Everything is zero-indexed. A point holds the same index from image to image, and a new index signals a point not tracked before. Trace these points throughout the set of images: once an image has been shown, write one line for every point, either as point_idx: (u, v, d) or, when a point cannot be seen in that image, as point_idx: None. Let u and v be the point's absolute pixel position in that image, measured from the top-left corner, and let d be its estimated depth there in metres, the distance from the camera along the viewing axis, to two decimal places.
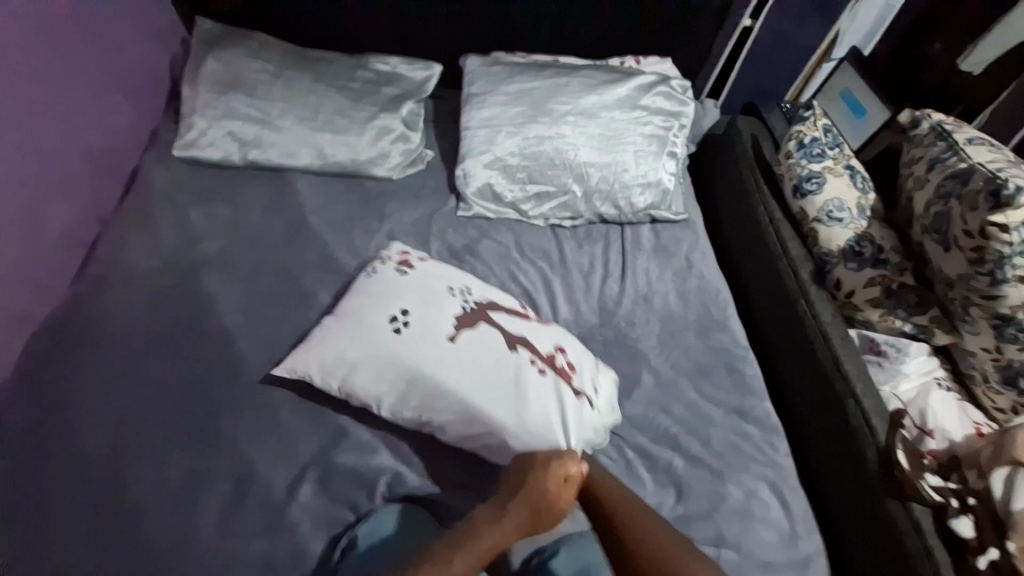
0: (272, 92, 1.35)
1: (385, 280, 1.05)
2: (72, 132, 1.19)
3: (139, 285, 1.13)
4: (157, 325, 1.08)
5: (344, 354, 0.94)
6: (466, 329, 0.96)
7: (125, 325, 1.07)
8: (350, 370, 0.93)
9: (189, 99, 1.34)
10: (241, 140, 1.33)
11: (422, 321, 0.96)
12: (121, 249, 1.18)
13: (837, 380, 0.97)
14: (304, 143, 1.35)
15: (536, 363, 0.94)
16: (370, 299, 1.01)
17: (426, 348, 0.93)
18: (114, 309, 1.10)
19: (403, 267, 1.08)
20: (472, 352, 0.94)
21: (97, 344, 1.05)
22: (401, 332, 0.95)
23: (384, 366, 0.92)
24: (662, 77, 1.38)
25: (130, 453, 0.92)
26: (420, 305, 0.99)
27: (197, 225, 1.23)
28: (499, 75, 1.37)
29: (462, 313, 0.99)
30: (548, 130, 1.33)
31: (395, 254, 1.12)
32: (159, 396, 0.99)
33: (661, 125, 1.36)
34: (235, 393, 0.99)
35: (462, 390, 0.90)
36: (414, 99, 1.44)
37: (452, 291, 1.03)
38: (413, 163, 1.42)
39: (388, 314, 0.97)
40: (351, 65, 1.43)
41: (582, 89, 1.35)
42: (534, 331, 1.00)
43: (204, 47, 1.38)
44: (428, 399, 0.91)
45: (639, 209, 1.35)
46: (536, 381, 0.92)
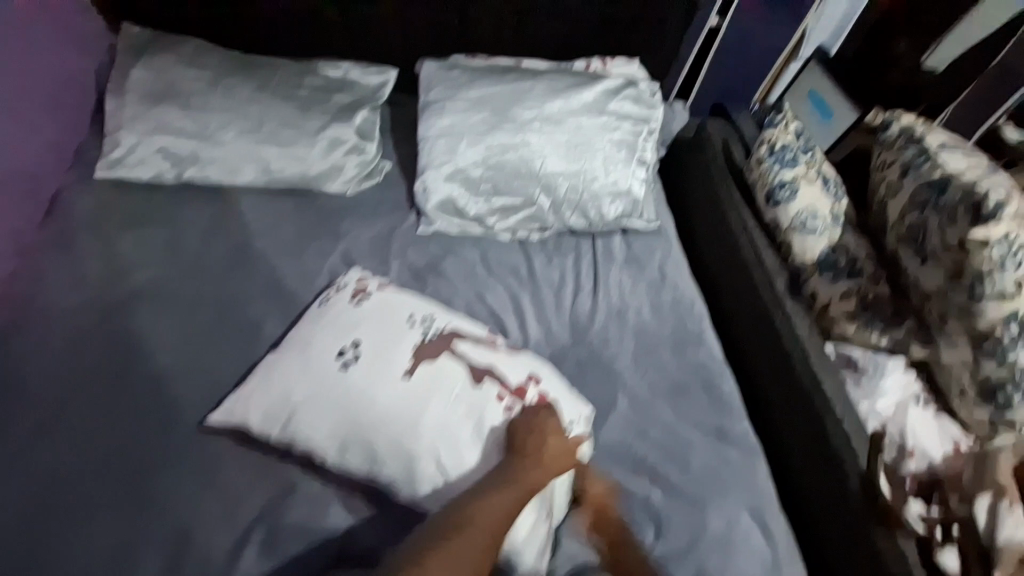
0: (210, 102, 1.24)
1: (341, 312, 0.97)
2: None
3: (65, 325, 1.02)
4: (84, 370, 0.97)
5: (294, 396, 0.87)
6: (425, 361, 0.89)
7: (45, 374, 0.96)
8: (298, 413, 0.86)
9: (115, 112, 1.22)
10: (175, 156, 1.22)
11: (375, 352, 0.90)
12: (42, 284, 1.07)
13: (818, 397, 0.94)
14: (248, 157, 1.24)
15: (503, 398, 0.88)
16: (325, 332, 0.93)
17: (381, 385, 0.86)
18: (33, 356, 0.98)
19: (360, 296, 0.99)
20: (432, 388, 0.86)
21: (15, 397, 0.93)
22: (350, 366, 0.88)
23: (338, 410, 0.85)
24: (629, 80, 1.33)
25: (51, 523, 0.82)
26: (376, 339, 0.91)
27: (128, 254, 1.12)
28: (458, 81, 1.29)
29: (422, 342, 0.91)
30: (512, 139, 1.25)
31: (353, 280, 1.04)
32: (86, 454, 0.89)
33: (630, 130, 1.30)
34: (173, 445, 0.90)
35: (424, 433, 0.83)
36: (369, 106, 1.34)
37: (413, 320, 0.95)
38: (370, 176, 1.33)
39: (339, 347, 0.91)
40: (298, 70, 1.32)
41: (547, 94, 1.27)
42: (502, 362, 0.93)
43: (131, 54, 1.26)
44: (386, 446, 0.83)
45: (609, 219, 1.29)
46: (496, 418, 0.86)
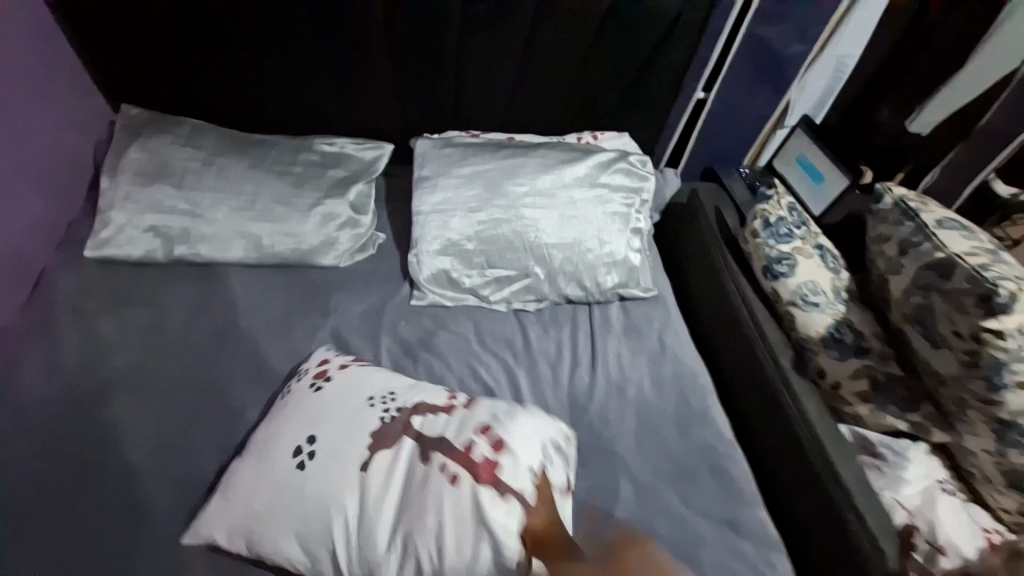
0: (203, 180, 1.24)
1: (301, 402, 0.92)
2: None
3: (33, 417, 0.96)
4: (46, 467, 0.90)
5: (273, 497, 0.82)
6: (384, 450, 0.85)
7: (3, 480, 0.88)
8: (275, 519, 0.80)
9: (108, 191, 1.22)
10: (166, 234, 1.21)
11: (330, 449, 0.85)
12: (15, 370, 1.02)
13: (841, 493, 0.87)
14: (239, 234, 1.23)
15: (447, 468, 0.82)
16: (286, 426, 0.89)
17: (339, 484, 0.82)
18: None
19: (319, 381, 0.96)
20: (388, 476, 0.83)
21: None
22: (306, 465, 0.84)
23: (300, 513, 0.80)
24: (620, 153, 1.34)
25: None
26: (334, 432, 0.87)
27: (109, 336, 1.09)
28: (451, 158, 1.30)
29: (379, 428, 0.87)
30: (505, 214, 1.25)
31: (313, 363, 1.01)
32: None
33: (623, 203, 1.30)
34: (133, 559, 0.82)
35: (384, 531, 0.79)
36: (364, 180, 1.35)
37: (373, 401, 0.91)
38: (363, 248, 1.32)
39: (295, 445, 0.86)
40: (294, 147, 1.34)
41: (539, 169, 1.28)
42: (453, 427, 0.88)
43: (128, 135, 1.28)
44: (355, 544, 0.79)
45: (605, 288, 1.27)
46: (445, 493, 0.80)
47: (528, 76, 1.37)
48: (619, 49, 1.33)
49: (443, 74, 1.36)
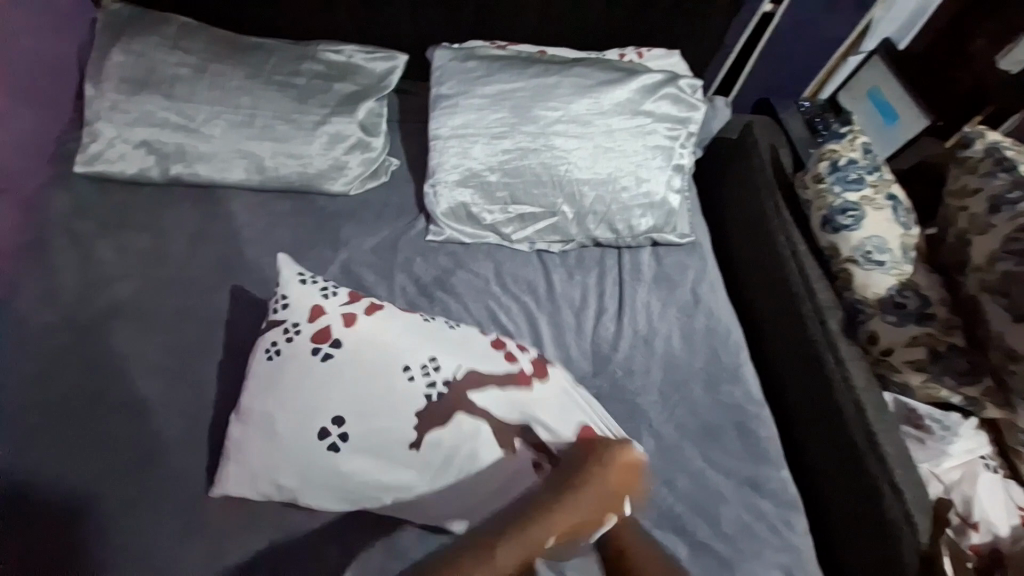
0: (197, 91, 1.11)
1: (302, 373, 0.78)
2: None
3: (35, 343, 0.92)
4: (54, 394, 0.88)
5: (269, 440, 0.76)
6: (435, 430, 0.76)
7: (14, 402, 0.87)
8: (295, 487, 0.76)
9: (93, 100, 1.10)
10: (160, 151, 1.10)
11: (365, 429, 0.75)
12: (14, 295, 0.97)
13: (880, 466, 0.83)
14: (239, 154, 1.12)
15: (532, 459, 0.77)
16: (294, 402, 0.77)
17: (390, 469, 0.76)
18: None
19: (326, 344, 0.79)
20: (452, 463, 0.76)
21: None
22: (340, 447, 0.75)
23: (345, 495, 0.76)
24: (669, 75, 1.16)
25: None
26: (366, 415, 0.76)
27: (108, 262, 1.02)
28: (473, 74, 1.14)
29: (426, 407, 0.76)
30: (533, 142, 1.12)
31: (306, 315, 0.82)
32: (48, 500, 0.79)
33: (667, 134, 1.15)
34: (147, 490, 0.80)
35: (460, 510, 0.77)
36: (375, 96, 1.21)
37: (408, 371, 0.78)
38: (375, 175, 1.20)
39: (320, 425, 0.75)
40: (297, 55, 1.19)
41: (575, 90, 1.12)
42: (526, 411, 0.79)
43: (109, 33, 1.12)
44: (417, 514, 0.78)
45: (639, 232, 1.17)
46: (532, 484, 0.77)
47: None
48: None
49: None
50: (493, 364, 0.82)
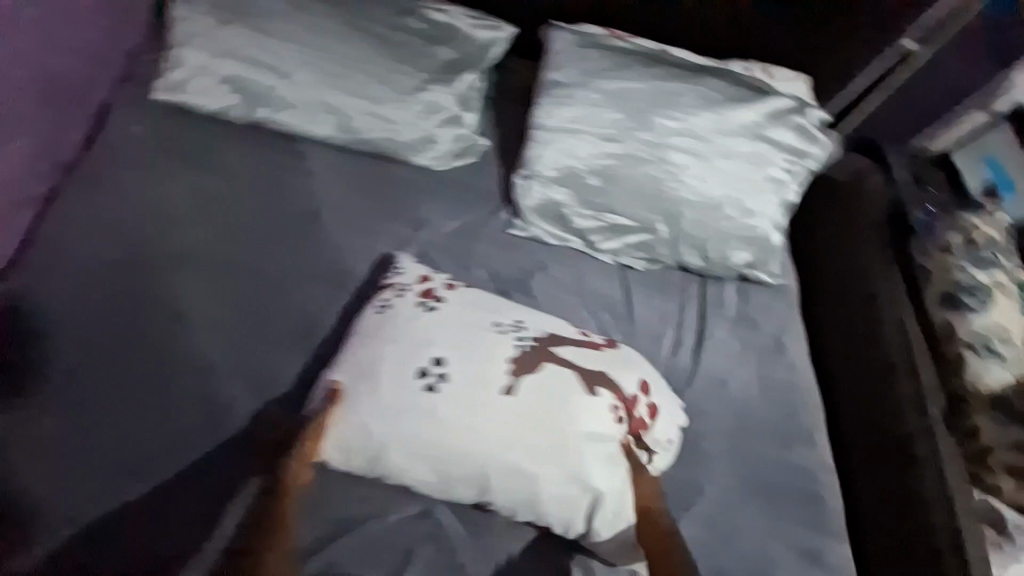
0: (294, 31, 1.02)
1: (406, 321, 0.82)
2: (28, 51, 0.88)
3: (98, 279, 0.87)
4: (113, 337, 0.82)
5: (362, 429, 0.73)
6: (525, 376, 0.78)
7: (75, 340, 0.82)
8: (375, 455, 0.73)
9: (181, 22, 1.01)
10: (244, 89, 1.01)
11: (461, 372, 0.77)
12: (81, 222, 0.91)
13: (945, 518, 0.83)
14: (326, 106, 1.03)
15: (616, 409, 0.80)
16: (391, 349, 0.79)
17: (478, 408, 0.75)
18: (60, 312, 0.83)
19: (428, 301, 0.86)
20: (541, 406, 0.76)
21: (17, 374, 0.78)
22: (435, 387, 0.75)
23: (430, 453, 0.73)
24: (798, 103, 1.07)
25: (43, 552, 0.68)
26: (460, 358, 0.78)
27: (180, 203, 0.95)
28: (595, 65, 1.04)
29: (517, 354, 0.80)
30: (645, 152, 1.04)
31: (413, 281, 0.90)
32: (99, 453, 0.74)
33: (784, 166, 1.07)
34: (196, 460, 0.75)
35: (540, 464, 0.74)
36: (474, 69, 1.12)
37: (501, 327, 0.84)
38: (463, 154, 1.12)
39: (418, 365, 0.77)
40: (402, 10, 1.09)
41: (699, 103, 1.03)
42: (612, 367, 0.85)
43: None
44: (498, 480, 0.74)
45: (732, 264, 1.09)
46: (614, 433, 0.78)
47: None
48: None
49: None
50: (569, 328, 0.90)
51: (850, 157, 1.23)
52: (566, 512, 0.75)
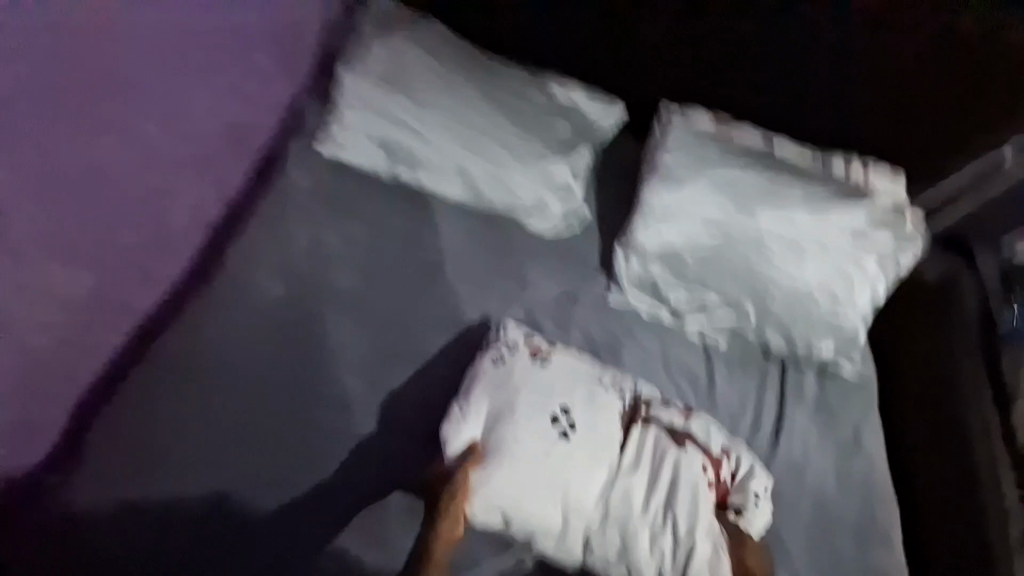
0: (438, 100, 1.14)
1: (527, 373, 0.92)
2: (220, 109, 1.08)
3: (260, 310, 1.00)
4: (268, 364, 0.95)
5: (501, 472, 0.82)
6: (636, 431, 0.91)
7: (239, 362, 0.95)
8: (512, 503, 0.81)
9: (341, 84, 1.15)
10: (391, 150, 1.15)
11: (585, 422, 0.88)
12: (246, 255, 1.05)
13: None
14: (456, 170, 1.16)
15: (706, 469, 0.89)
16: (524, 397, 0.89)
17: (599, 457, 0.86)
18: (226, 337, 0.97)
19: (538, 356, 0.95)
20: (649, 461, 0.88)
21: (182, 386, 0.92)
22: (568, 434, 0.86)
23: (552, 496, 0.82)
24: (896, 210, 1.14)
25: (210, 552, 0.81)
26: (582, 409, 0.90)
27: (328, 246, 1.09)
28: (706, 156, 1.13)
29: (622, 409, 0.93)
30: (746, 241, 1.11)
31: (519, 338, 0.98)
32: (259, 467, 0.87)
33: (877, 266, 1.12)
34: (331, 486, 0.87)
35: (655, 515, 0.83)
36: (589, 144, 1.24)
37: (606, 382, 0.95)
38: (569, 220, 1.22)
39: (551, 414, 0.88)
40: (530, 86, 1.21)
41: (803, 201, 1.10)
42: (700, 427, 0.95)
43: (375, 27, 1.18)
44: (617, 530, 0.82)
45: (815, 353, 1.15)
46: (704, 489, 0.86)
47: (827, 64, 1.16)
48: (901, 71, 1.14)
49: (729, 41, 1.19)
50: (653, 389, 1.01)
51: (940, 257, 1.27)
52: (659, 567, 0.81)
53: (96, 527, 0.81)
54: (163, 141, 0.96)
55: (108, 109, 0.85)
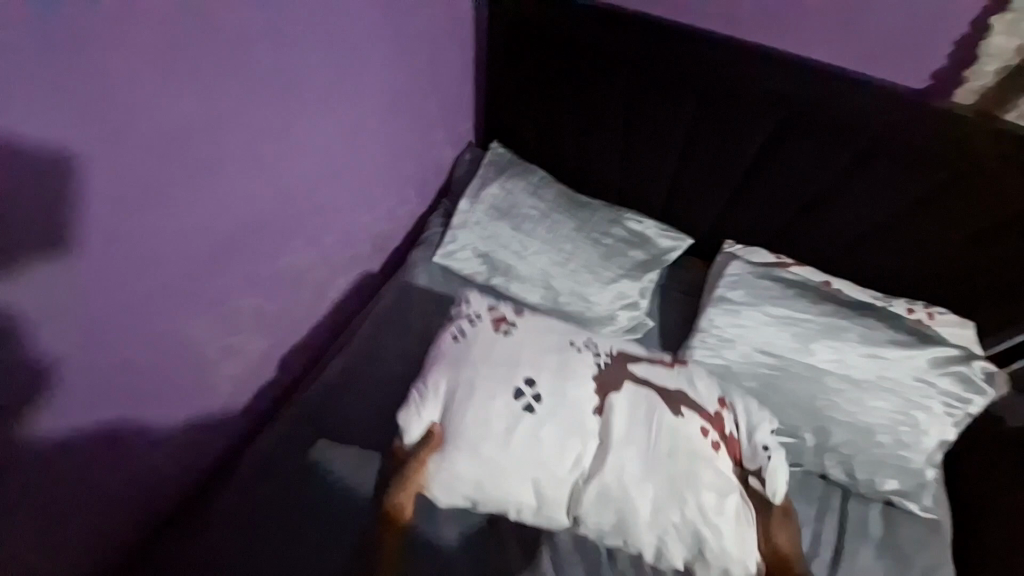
0: (537, 229, 1.42)
1: (489, 346, 1.11)
2: (361, 214, 1.39)
3: (382, 384, 1.26)
4: (379, 431, 1.19)
5: (464, 456, 1.00)
6: (611, 395, 1.07)
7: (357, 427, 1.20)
8: (486, 478, 1.00)
9: (464, 214, 1.46)
10: (492, 264, 1.43)
11: (550, 388, 1.05)
12: (375, 335, 1.34)
13: None
14: (541, 282, 1.40)
15: (705, 429, 1.05)
16: (490, 372, 1.07)
17: (575, 420, 1.03)
18: (354, 406, 1.23)
19: (502, 327, 1.15)
20: (620, 424, 1.03)
21: (309, 442, 1.17)
22: (533, 404, 1.03)
23: (525, 470, 0.99)
24: (963, 354, 1.15)
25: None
26: (545, 376, 1.07)
27: (436, 333, 1.35)
28: (766, 292, 1.25)
29: (597, 372, 1.09)
30: (805, 370, 1.17)
31: (485, 312, 1.18)
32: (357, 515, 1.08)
33: (943, 410, 1.13)
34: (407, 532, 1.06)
35: (645, 487, 0.98)
36: (657, 268, 1.44)
37: (574, 346, 1.14)
38: (633, 329, 1.40)
39: (516, 390, 1.04)
40: (610, 218, 1.46)
41: (861, 341, 1.17)
42: (686, 388, 1.11)
43: (494, 170, 1.51)
44: (602, 494, 0.99)
45: (879, 489, 1.15)
46: (706, 448, 1.03)
47: (902, 225, 1.27)
48: (953, 229, 1.24)
49: (807, 196, 1.33)
50: (640, 350, 1.19)
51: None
52: (658, 532, 0.98)
53: (230, 538, 1.06)
54: (259, 205, 1.10)
55: (303, 220, 1.22)
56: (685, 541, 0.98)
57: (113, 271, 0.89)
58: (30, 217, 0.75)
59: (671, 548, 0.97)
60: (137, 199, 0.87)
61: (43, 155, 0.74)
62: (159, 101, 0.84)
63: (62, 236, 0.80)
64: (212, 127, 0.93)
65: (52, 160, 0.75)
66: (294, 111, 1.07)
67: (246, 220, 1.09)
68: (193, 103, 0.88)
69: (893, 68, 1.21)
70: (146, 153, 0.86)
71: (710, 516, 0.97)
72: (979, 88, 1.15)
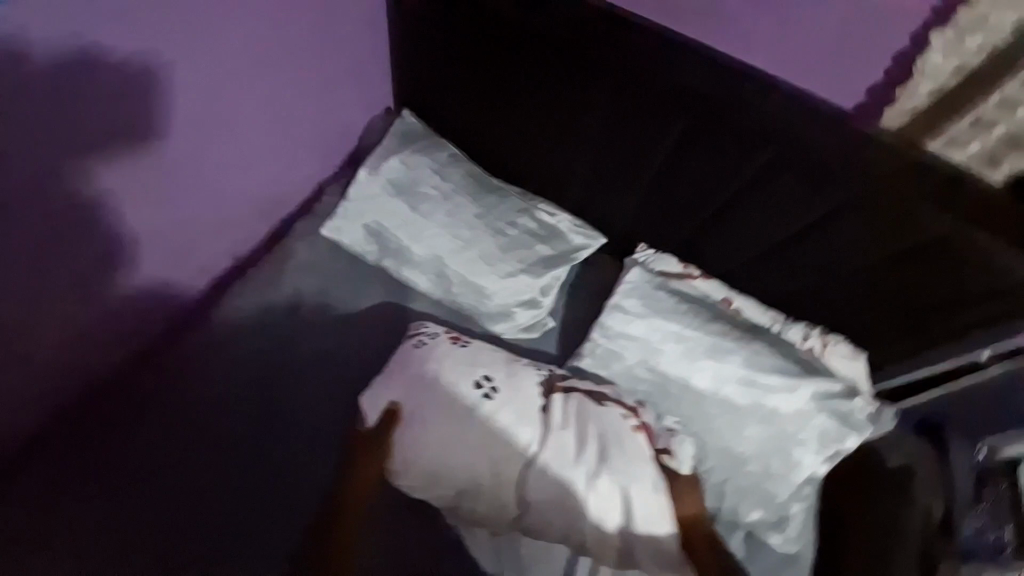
0: (435, 213, 1.33)
1: (446, 350, 1.15)
2: (288, 173, 1.46)
3: (258, 354, 1.34)
4: (242, 388, 1.30)
5: (407, 435, 1.07)
6: (557, 398, 1.12)
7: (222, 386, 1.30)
8: (438, 460, 1.05)
9: (364, 184, 1.38)
10: (385, 245, 1.37)
11: (505, 387, 1.11)
12: (252, 307, 1.38)
13: None
14: (435, 269, 1.34)
15: (628, 417, 1.10)
16: (452, 364, 1.12)
17: (524, 418, 1.08)
18: (220, 368, 1.32)
19: (457, 341, 1.18)
20: (562, 424, 1.08)
21: (183, 393, 1.30)
22: (489, 395, 1.09)
23: (487, 449, 1.06)
24: (846, 390, 1.12)
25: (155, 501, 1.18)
26: (500, 374, 1.12)
27: (315, 316, 1.38)
28: (659, 306, 1.19)
29: (544, 380, 1.14)
30: (684, 390, 1.15)
31: (442, 329, 1.22)
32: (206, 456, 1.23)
33: (816, 446, 1.11)
34: (274, 501, 1.19)
35: (584, 472, 1.05)
36: (563, 266, 1.35)
37: (527, 363, 1.17)
38: (530, 329, 1.34)
39: (476, 381, 1.10)
40: (519, 207, 1.35)
41: (745, 368, 1.12)
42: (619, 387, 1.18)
43: (400, 141, 1.41)
44: (547, 478, 1.05)
45: (742, 519, 1.14)
46: (635, 440, 1.08)
47: (807, 244, 1.16)
48: (865, 254, 1.12)
49: (712, 200, 1.21)
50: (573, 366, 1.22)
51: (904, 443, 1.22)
52: (599, 518, 1.04)
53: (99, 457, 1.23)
54: (274, 141, 1.37)
55: (302, 159, 1.47)
56: (614, 522, 1.04)
57: (153, 169, 1.15)
58: (113, 110, 1.04)
59: (610, 525, 1.04)
60: (187, 115, 1.16)
61: (131, 66, 1.03)
62: (216, 44, 1.13)
63: (84, 147, 1.03)
64: (251, 71, 1.22)
65: (112, 73, 1.01)
66: (312, 70, 1.35)
67: (221, 158, 1.27)
68: (237, 48, 1.17)
69: (827, 81, 1.06)
70: (191, 76, 1.12)
71: (642, 501, 1.04)
72: (910, 109, 0.99)
